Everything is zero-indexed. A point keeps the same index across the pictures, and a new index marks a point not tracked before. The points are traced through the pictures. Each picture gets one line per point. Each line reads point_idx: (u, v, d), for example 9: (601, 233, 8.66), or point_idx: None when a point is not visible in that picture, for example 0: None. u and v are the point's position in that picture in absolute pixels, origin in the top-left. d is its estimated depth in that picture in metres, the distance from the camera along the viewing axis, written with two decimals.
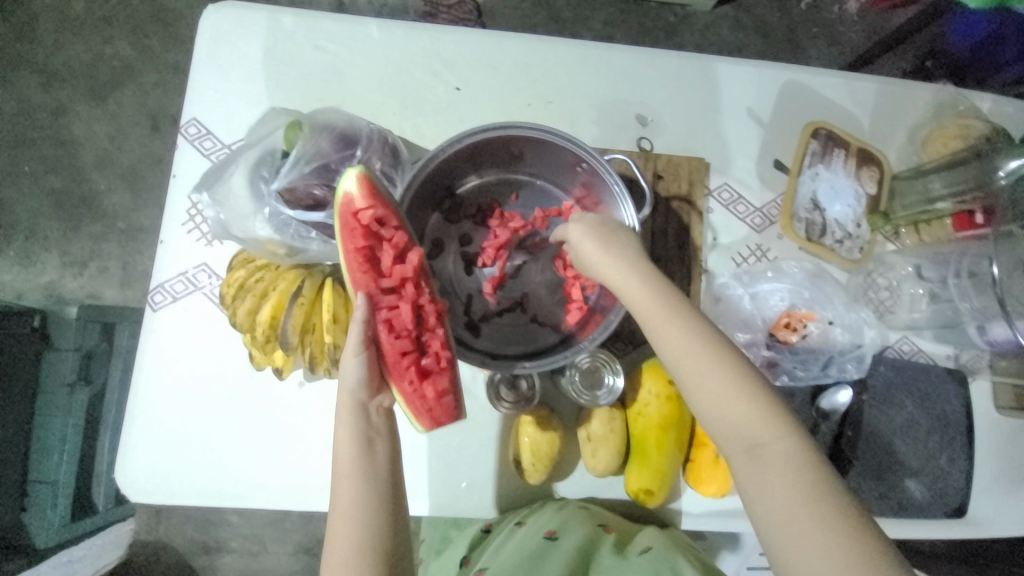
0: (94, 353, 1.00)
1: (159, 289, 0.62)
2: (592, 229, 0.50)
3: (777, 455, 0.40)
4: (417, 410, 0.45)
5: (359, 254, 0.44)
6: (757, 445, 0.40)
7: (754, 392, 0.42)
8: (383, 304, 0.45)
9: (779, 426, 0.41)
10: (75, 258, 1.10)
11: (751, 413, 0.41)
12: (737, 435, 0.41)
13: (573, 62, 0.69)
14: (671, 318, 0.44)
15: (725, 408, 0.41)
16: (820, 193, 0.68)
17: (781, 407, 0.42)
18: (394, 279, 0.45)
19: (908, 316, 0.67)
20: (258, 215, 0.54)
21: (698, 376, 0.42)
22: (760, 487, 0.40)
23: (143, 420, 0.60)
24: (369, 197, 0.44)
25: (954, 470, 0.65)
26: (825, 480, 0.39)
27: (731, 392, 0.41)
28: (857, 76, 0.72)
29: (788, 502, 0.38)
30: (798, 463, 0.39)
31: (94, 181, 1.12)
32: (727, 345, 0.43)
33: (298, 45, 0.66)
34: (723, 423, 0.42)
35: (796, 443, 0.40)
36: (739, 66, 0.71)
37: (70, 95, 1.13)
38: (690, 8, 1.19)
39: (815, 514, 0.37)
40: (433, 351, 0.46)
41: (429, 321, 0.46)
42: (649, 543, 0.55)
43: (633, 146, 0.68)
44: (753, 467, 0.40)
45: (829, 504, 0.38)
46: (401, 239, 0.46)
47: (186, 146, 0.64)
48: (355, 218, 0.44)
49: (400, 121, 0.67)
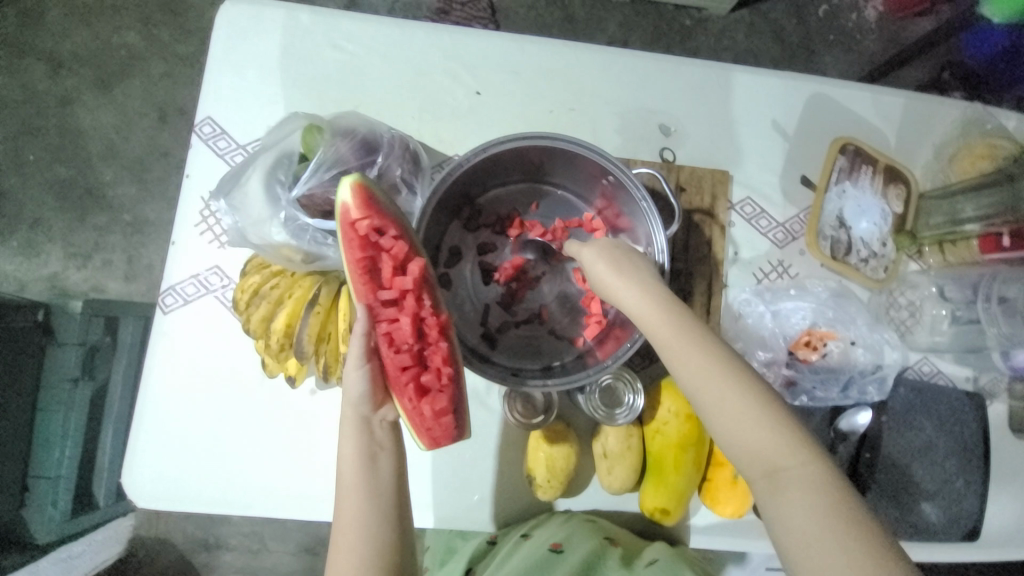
0: (98, 347, 0.99)
1: (169, 291, 0.61)
2: (604, 253, 0.49)
3: (798, 479, 0.38)
4: (416, 429, 0.42)
5: (358, 265, 0.42)
6: (777, 468, 0.38)
7: (771, 413, 0.40)
8: (383, 317, 0.42)
9: (799, 449, 0.39)
10: (79, 249, 1.09)
11: (770, 434, 0.39)
12: (756, 458, 0.39)
13: (596, 69, 0.68)
14: (683, 336, 0.42)
15: (742, 430, 0.39)
16: (846, 211, 0.67)
17: (799, 428, 0.40)
18: (394, 291, 0.42)
19: (929, 338, 0.66)
20: (274, 220, 0.53)
21: (714, 396, 0.40)
22: (782, 514, 0.37)
23: (150, 424, 0.59)
24: (365, 207, 0.42)
25: (969, 493, 0.64)
26: (850, 506, 0.37)
27: (749, 413, 0.39)
28: (885, 91, 0.71)
29: (813, 530, 0.36)
30: (821, 488, 0.37)
31: (100, 172, 1.10)
32: (740, 364, 0.42)
33: (316, 44, 0.65)
34: (740, 446, 0.40)
35: (817, 467, 0.38)
36: (764, 77, 0.69)
37: (76, 84, 1.11)
38: (707, 12, 1.17)
39: (842, 543, 0.35)
40: (434, 366, 0.43)
41: (430, 335, 0.43)
42: (657, 555, 0.54)
43: (655, 157, 0.67)
44: (773, 492, 0.38)
45: (856, 531, 0.35)
46: (400, 249, 0.42)
47: (199, 145, 0.63)
48: (352, 229, 0.42)
49: (419, 125, 0.65)
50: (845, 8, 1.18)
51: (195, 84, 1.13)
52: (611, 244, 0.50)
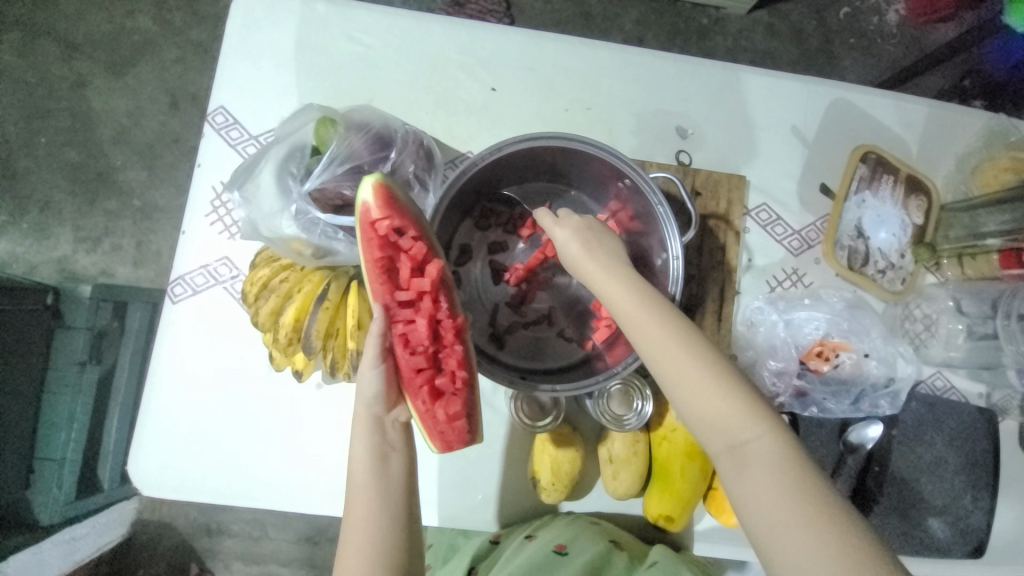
0: (105, 331, 0.99)
1: (179, 281, 0.60)
2: (576, 229, 0.47)
3: (759, 453, 0.37)
4: (429, 432, 0.42)
5: (376, 265, 0.41)
6: (739, 444, 0.38)
7: (733, 386, 0.39)
8: (399, 318, 0.42)
9: (758, 422, 0.38)
10: (89, 234, 1.09)
11: (730, 408, 0.38)
12: (717, 434, 0.38)
13: (614, 68, 0.67)
14: (644, 312, 0.42)
15: (703, 405, 0.39)
16: (865, 220, 0.65)
17: (759, 400, 0.39)
18: (411, 292, 0.42)
19: (945, 352, 0.64)
20: (285, 213, 0.52)
21: (676, 374, 0.40)
22: (745, 488, 0.37)
23: (157, 413, 0.59)
24: (386, 207, 0.42)
25: (977, 510, 0.63)
26: (809, 476, 0.36)
27: (711, 387, 0.39)
28: (908, 98, 0.69)
29: (774, 502, 0.36)
30: (781, 461, 0.37)
31: (111, 156, 1.10)
32: (698, 338, 0.41)
33: (331, 35, 0.64)
34: (703, 422, 0.39)
35: (776, 438, 0.38)
36: (785, 81, 0.68)
37: (89, 68, 1.11)
38: (725, 11, 1.15)
39: (802, 515, 0.35)
40: (449, 369, 0.42)
41: (446, 337, 0.43)
42: (660, 558, 0.54)
43: (671, 160, 0.66)
44: (736, 467, 0.38)
45: (815, 502, 0.35)
46: (419, 250, 0.42)
47: (211, 134, 0.63)
48: (372, 228, 0.41)
49: (433, 120, 0.65)
50: (867, 11, 1.16)
51: (207, 70, 1.12)
52: (579, 220, 0.48)
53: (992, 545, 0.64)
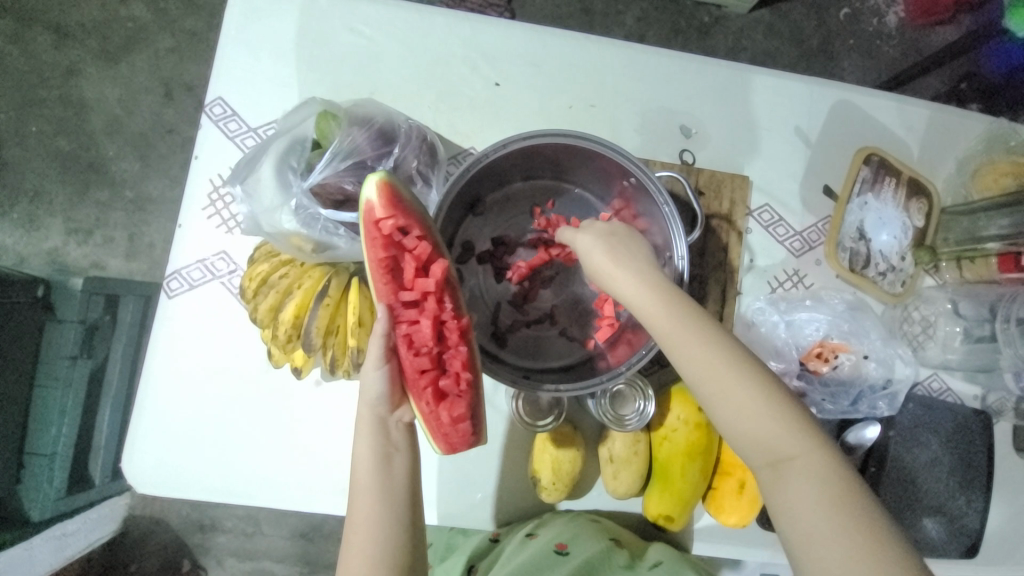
0: (97, 325, 0.98)
1: (175, 275, 0.59)
2: (604, 238, 0.47)
3: (802, 468, 0.37)
4: (432, 433, 0.42)
5: (380, 265, 0.41)
6: (782, 459, 0.38)
7: (775, 401, 0.39)
8: (403, 319, 0.41)
9: (802, 437, 0.38)
10: (80, 225, 1.07)
11: (774, 423, 0.38)
12: (759, 447, 0.38)
13: (618, 65, 0.66)
14: (686, 324, 0.41)
15: (746, 418, 0.39)
16: (867, 222, 0.66)
17: (802, 415, 0.39)
18: (416, 292, 0.41)
19: (942, 355, 0.65)
20: (286, 207, 0.52)
21: (717, 387, 0.39)
22: (788, 503, 0.37)
23: (153, 409, 0.58)
24: (390, 206, 0.41)
25: (971, 510, 0.63)
26: (853, 490, 0.37)
27: (753, 403, 0.39)
28: (911, 101, 0.69)
29: (819, 518, 0.36)
30: (826, 477, 0.37)
31: (103, 146, 1.08)
32: (740, 351, 0.41)
33: (332, 26, 0.63)
34: (744, 437, 0.39)
35: (820, 454, 0.38)
36: (789, 81, 0.68)
37: (81, 55, 1.09)
38: (727, 10, 1.15)
39: (848, 531, 0.35)
40: (453, 370, 0.42)
41: (450, 338, 0.42)
42: (659, 557, 0.54)
43: (674, 159, 0.66)
44: (778, 482, 0.38)
45: (861, 518, 0.36)
46: (424, 250, 0.42)
47: (209, 126, 0.62)
48: (376, 228, 0.41)
49: (435, 115, 0.64)
50: (867, 12, 1.16)
51: (202, 60, 1.10)
52: (606, 230, 0.48)
53: (984, 545, 0.64)
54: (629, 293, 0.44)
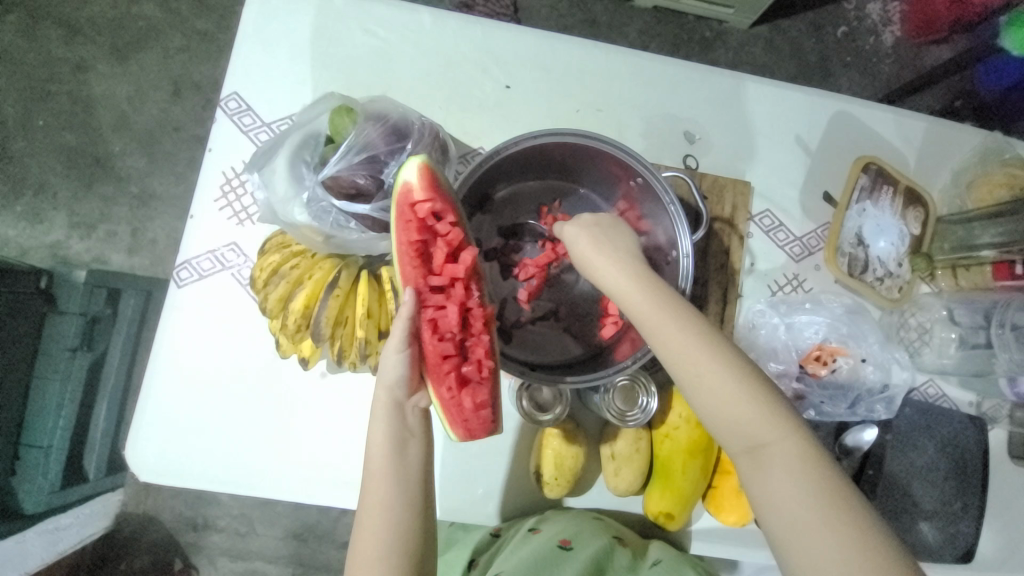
0: (98, 318, 0.97)
1: (185, 265, 0.60)
2: (589, 229, 0.48)
3: (779, 455, 0.38)
4: (452, 419, 0.42)
5: (411, 248, 0.42)
6: (758, 446, 0.39)
7: (752, 389, 0.40)
8: (430, 303, 0.43)
9: (782, 425, 0.39)
10: (84, 219, 1.08)
11: (753, 411, 0.39)
12: (740, 435, 0.39)
13: (626, 72, 0.68)
14: (665, 316, 0.42)
15: (726, 406, 0.39)
16: (865, 229, 0.67)
17: (783, 404, 0.40)
18: (444, 278, 0.43)
19: (937, 360, 0.66)
20: (297, 200, 0.52)
21: (694, 375, 0.40)
22: (765, 489, 0.38)
23: (158, 398, 0.58)
24: (430, 189, 0.42)
25: (967, 516, 0.64)
26: (830, 479, 0.38)
27: (730, 390, 0.39)
28: (907, 113, 0.71)
29: (795, 503, 0.37)
30: (803, 462, 0.38)
31: (110, 142, 1.09)
32: (721, 341, 0.41)
33: (348, 26, 0.65)
34: (722, 424, 0.40)
35: (799, 443, 0.39)
36: (791, 92, 0.70)
37: (91, 52, 1.10)
38: (728, 25, 1.18)
39: (822, 516, 0.36)
40: (476, 358, 0.43)
41: (474, 326, 0.43)
42: (660, 556, 0.54)
43: (678, 163, 0.67)
44: (754, 468, 0.39)
45: (836, 505, 0.36)
46: (456, 236, 0.43)
47: (224, 119, 0.63)
48: (411, 209, 0.42)
49: (446, 115, 0.65)
50: (864, 30, 1.19)
51: (212, 60, 1.11)
52: (593, 219, 0.49)
53: (980, 550, 0.65)
54: (611, 283, 0.45)
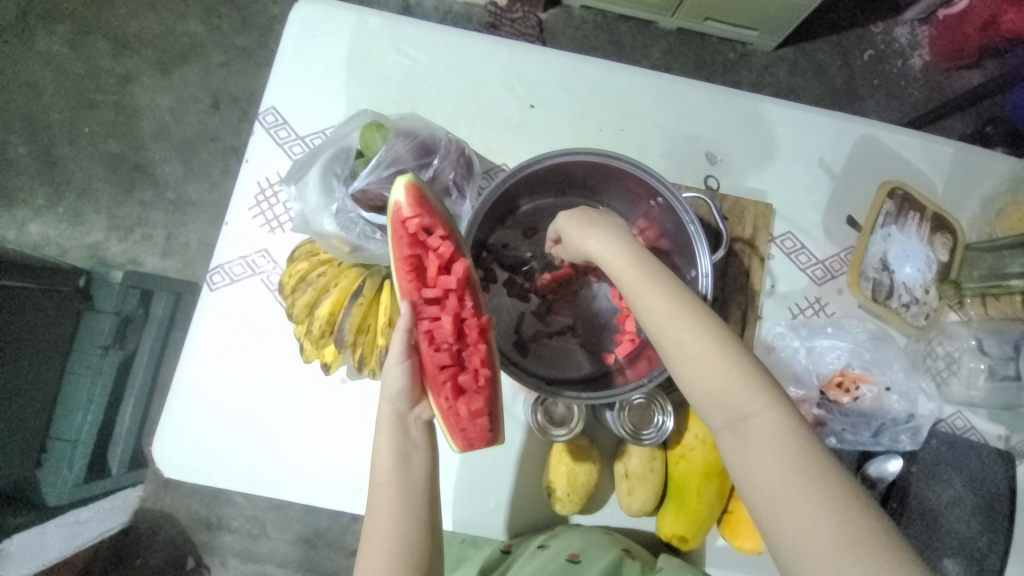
0: (131, 318, 1.02)
1: (218, 269, 0.63)
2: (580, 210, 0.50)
3: (760, 426, 0.38)
4: (451, 429, 0.44)
5: (405, 263, 0.44)
6: (739, 417, 0.38)
7: (734, 358, 0.39)
8: (425, 315, 0.44)
9: (764, 397, 0.38)
10: (122, 222, 1.13)
11: (733, 380, 0.39)
12: (719, 407, 0.39)
13: (650, 92, 0.69)
14: (648, 284, 0.43)
15: (707, 374, 0.39)
16: (890, 254, 0.66)
17: (763, 375, 0.39)
18: (438, 290, 0.44)
19: (965, 391, 0.64)
20: (327, 211, 0.55)
21: (677, 342, 0.40)
22: (746, 464, 0.37)
23: (185, 397, 0.60)
24: (417, 205, 0.44)
25: (993, 554, 0.61)
26: (813, 452, 0.37)
27: (711, 358, 0.39)
28: (935, 139, 0.71)
29: (777, 478, 0.36)
30: (783, 434, 0.37)
31: (150, 150, 1.15)
32: (705, 311, 0.42)
33: (381, 46, 0.68)
34: (703, 395, 0.40)
35: (781, 415, 0.38)
36: (815, 116, 0.70)
37: (137, 65, 1.17)
38: (751, 47, 1.19)
39: (807, 491, 0.35)
40: (472, 367, 0.44)
41: (470, 336, 0.45)
42: (665, 565, 0.53)
43: (699, 184, 0.68)
44: (736, 440, 0.38)
45: (820, 479, 0.35)
46: (447, 249, 0.44)
47: (261, 132, 0.66)
48: (403, 226, 0.44)
49: (471, 132, 0.67)
50: (891, 54, 1.19)
51: (251, 75, 1.17)
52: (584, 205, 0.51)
53: None
54: (600, 255, 0.46)
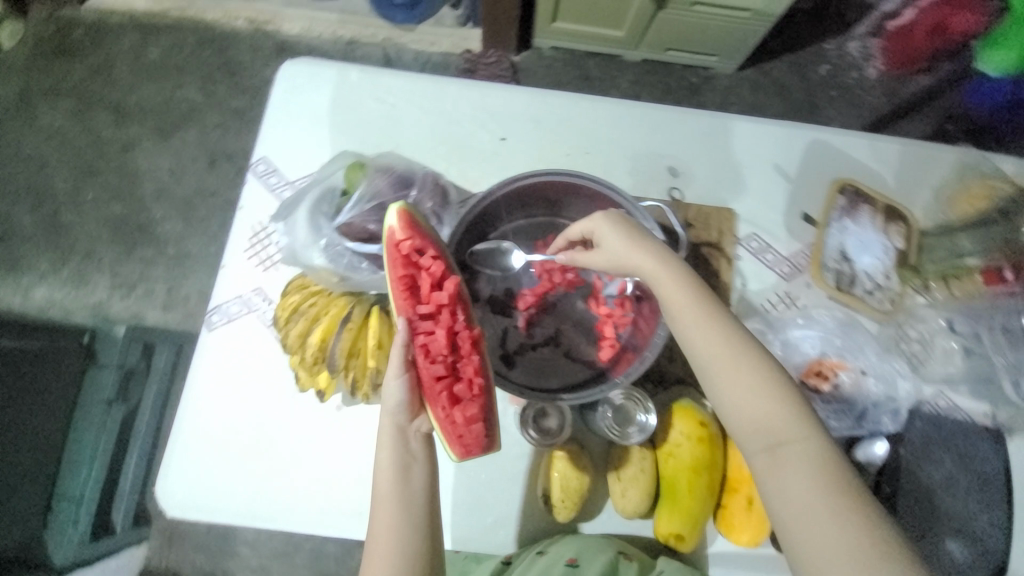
0: (133, 370, 1.05)
1: (216, 310, 0.66)
2: (618, 226, 0.53)
3: (797, 452, 0.42)
4: (449, 438, 0.46)
5: (400, 282, 0.48)
6: (778, 443, 0.43)
7: (780, 391, 0.45)
8: (420, 330, 0.47)
9: (803, 427, 0.43)
10: (124, 280, 1.17)
11: (776, 411, 0.44)
12: (760, 433, 0.44)
13: (610, 118, 0.75)
14: (702, 322, 0.48)
15: (752, 403, 0.44)
16: (848, 245, 0.70)
17: (803, 407, 0.44)
18: (431, 306, 0.48)
19: (942, 370, 0.66)
20: (316, 246, 0.60)
21: (726, 374, 0.46)
22: (782, 483, 0.42)
23: (189, 432, 0.62)
24: (408, 229, 0.49)
25: (992, 530, 0.62)
26: (843, 478, 0.42)
27: (758, 390, 0.45)
28: (881, 138, 0.76)
29: (808, 500, 0.41)
30: (818, 459, 0.42)
31: (151, 210, 1.21)
32: (755, 347, 0.47)
33: (361, 96, 0.74)
34: (746, 422, 0.45)
35: (818, 444, 0.43)
36: (766, 126, 0.75)
37: (138, 132, 1.25)
38: (712, 71, 1.27)
39: (838, 510, 0.40)
40: (467, 377, 0.48)
41: (463, 347, 0.48)
42: (665, 568, 0.55)
43: (664, 196, 0.72)
44: (773, 463, 0.43)
45: (849, 503, 0.40)
46: (438, 269, 0.49)
47: (254, 180, 0.71)
48: (397, 249, 0.48)
49: (448, 166, 0.72)
50: (846, 66, 1.27)
51: (245, 133, 1.25)
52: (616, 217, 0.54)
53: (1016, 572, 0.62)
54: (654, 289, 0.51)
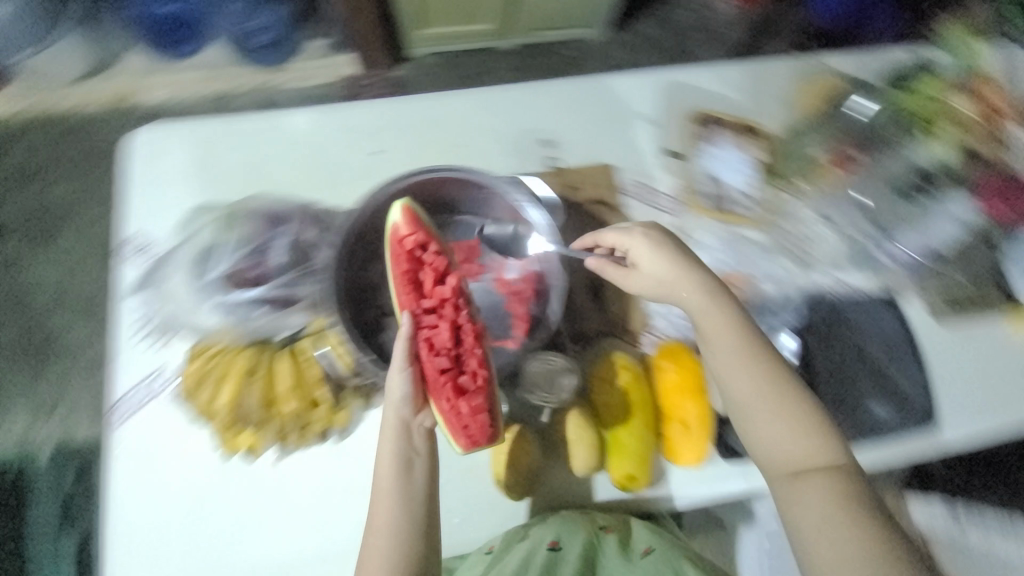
0: (72, 496, 1.01)
1: (117, 405, 0.62)
2: (655, 249, 0.60)
3: (816, 479, 0.51)
4: (454, 428, 0.50)
5: (404, 278, 0.53)
6: (798, 471, 0.52)
7: (808, 428, 0.53)
8: (424, 324, 0.52)
9: (824, 459, 0.52)
10: (39, 402, 1.08)
11: (801, 444, 0.53)
12: (785, 462, 0.52)
13: (475, 107, 0.76)
14: (741, 366, 0.55)
15: (779, 438, 0.53)
16: (717, 169, 0.75)
17: (828, 441, 0.53)
18: (434, 300, 0.53)
19: (827, 256, 0.73)
20: (203, 306, 0.65)
21: (753, 413, 0.54)
22: (800, 503, 0.51)
23: (123, 533, 0.59)
24: (411, 224, 0.54)
25: (909, 388, 0.68)
26: (856, 502, 0.50)
27: (787, 428, 0.53)
28: (726, 65, 0.79)
29: (822, 519, 0.50)
30: (836, 486, 0.51)
31: (50, 322, 1.13)
32: (791, 387, 0.55)
33: (221, 147, 0.72)
34: (771, 452, 0.53)
35: (836, 475, 0.51)
36: (622, 79, 0.78)
37: (14, 246, 1.16)
38: (584, 39, 1.32)
39: (851, 528, 0.49)
40: (471, 369, 0.52)
41: (467, 341, 0.53)
42: (651, 543, 0.61)
43: (545, 168, 0.74)
44: (792, 485, 0.52)
45: (862, 524, 0.49)
46: (439, 263, 0.54)
47: (126, 260, 0.67)
48: (400, 244, 0.54)
49: (328, 194, 0.71)
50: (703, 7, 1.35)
51: None
52: (648, 231, 0.61)
53: (938, 416, 0.68)
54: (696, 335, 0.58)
